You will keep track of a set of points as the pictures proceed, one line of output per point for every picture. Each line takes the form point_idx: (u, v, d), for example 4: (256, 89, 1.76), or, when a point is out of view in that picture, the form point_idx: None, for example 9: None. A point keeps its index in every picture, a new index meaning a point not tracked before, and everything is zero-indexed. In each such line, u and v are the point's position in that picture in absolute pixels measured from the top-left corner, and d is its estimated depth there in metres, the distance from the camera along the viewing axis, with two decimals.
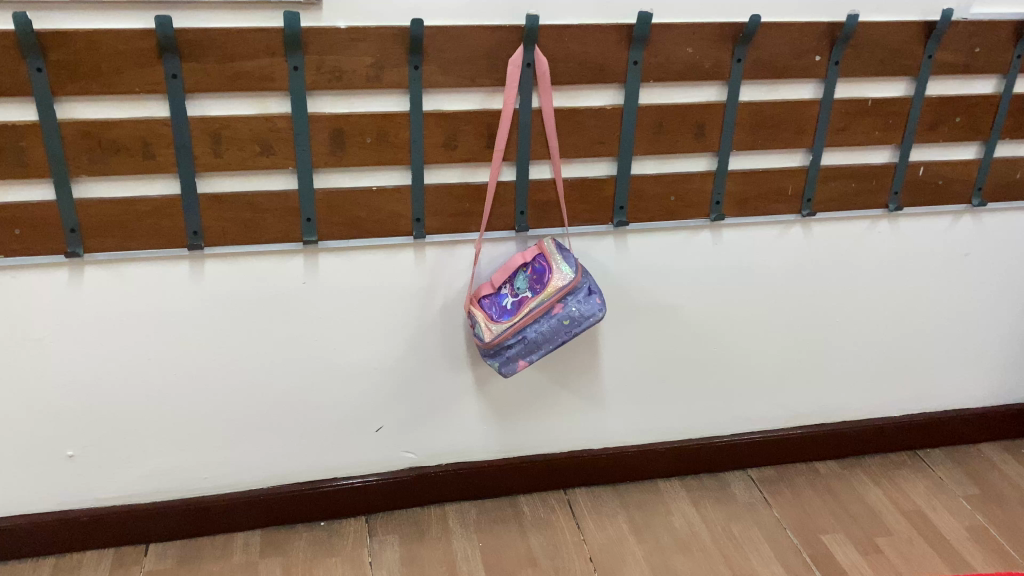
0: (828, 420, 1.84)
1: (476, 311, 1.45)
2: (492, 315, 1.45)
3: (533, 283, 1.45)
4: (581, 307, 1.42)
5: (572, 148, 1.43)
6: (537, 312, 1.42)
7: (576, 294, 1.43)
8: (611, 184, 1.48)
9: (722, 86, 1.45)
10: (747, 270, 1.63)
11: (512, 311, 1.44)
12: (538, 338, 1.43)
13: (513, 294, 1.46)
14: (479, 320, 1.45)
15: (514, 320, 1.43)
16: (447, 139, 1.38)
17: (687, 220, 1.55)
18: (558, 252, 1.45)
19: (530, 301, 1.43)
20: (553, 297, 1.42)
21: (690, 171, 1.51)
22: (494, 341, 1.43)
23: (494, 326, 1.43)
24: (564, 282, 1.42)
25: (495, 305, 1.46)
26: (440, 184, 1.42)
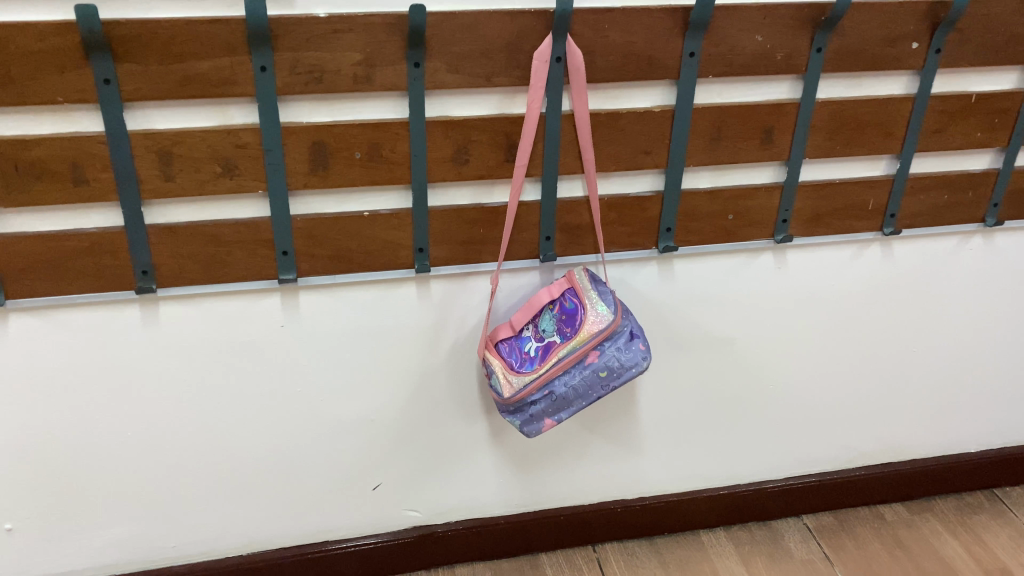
0: (895, 458, 1.60)
1: (493, 359, 1.20)
2: (512, 363, 1.20)
3: (562, 325, 1.19)
4: (622, 356, 1.17)
5: (611, 161, 1.16)
6: (568, 362, 1.17)
7: (615, 340, 1.17)
8: (657, 202, 1.21)
9: (796, 81, 1.17)
10: (813, 296, 1.38)
11: (537, 359, 1.19)
12: (568, 393, 1.18)
13: (537, 338, 1.20)
14: (496, 370, 1.20)
15: (539, 372, 1.17)
16: (456, 152, 1.11)
17: (747, 242, 1.28)
18: (593, 287, 1.19)
19: (559, 348, 1.17)
20: (587, 344, 1.16)
21: (753, 184, 1.24)
22: (515, 396, 1.18)
23: (515, 379, 1.18)
24: (600, 325, 1.16)
25: (515, 351, 1.21)
26: (449, 206, 1.15)
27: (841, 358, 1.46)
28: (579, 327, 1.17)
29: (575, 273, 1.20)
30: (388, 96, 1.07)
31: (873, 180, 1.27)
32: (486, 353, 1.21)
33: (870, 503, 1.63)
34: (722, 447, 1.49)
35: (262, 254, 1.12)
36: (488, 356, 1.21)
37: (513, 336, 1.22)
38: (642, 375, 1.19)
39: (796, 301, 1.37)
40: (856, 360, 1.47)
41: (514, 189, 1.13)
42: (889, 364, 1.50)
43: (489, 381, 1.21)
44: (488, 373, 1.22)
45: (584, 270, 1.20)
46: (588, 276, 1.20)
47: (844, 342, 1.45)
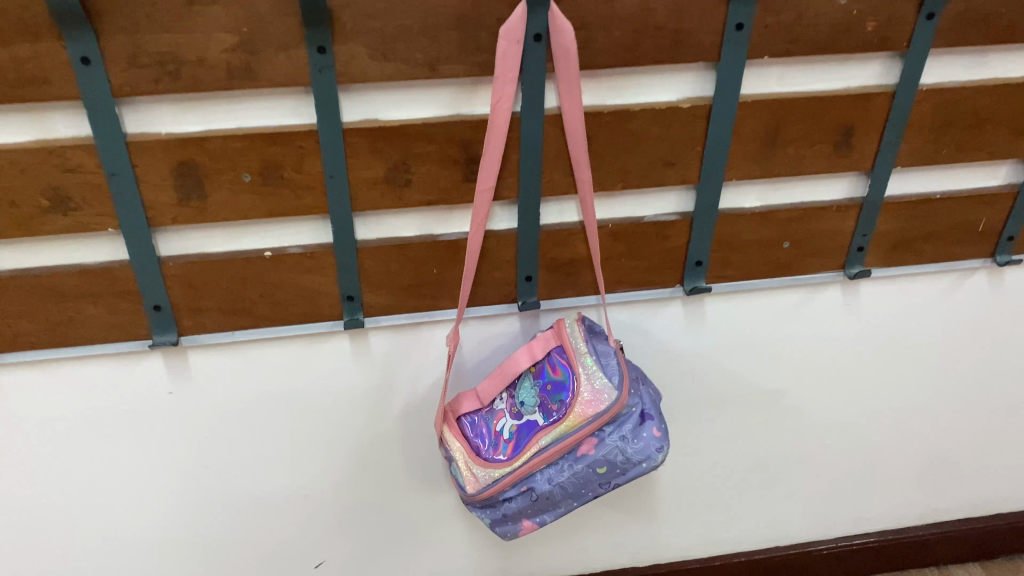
0: (976, 513, 1.29)
1: (454, 441, 0.89)
2: (480, 447, 0.90)
3: (547, 398, 0.88)
4: (629, 447, 0.85)
5: (618, 177, 0.82)
6: (553, 453, 0.86)
7: (620, 425, 0.85)
8: (683, 229, 0.87)
9: (892, 60, 0.81)
10: (892, 337, 1.04)
11: (513, 444, 0.88)
12: (555, 491, 0.87)
13: (514, 413, 0.89)
14: (458, 456, 0.89)
15: (514, 464, 0.87)
16: (390, 171, 0.77)
17: (808, 275, 0.94)
18: (590, 349, 0.86)
19: (542, 433, 0.86)
20: (580, 431, 0.85)
21: (820, 202, 0.89)
22: (483, 494, 0.88)
23: (482, 470, 0.88)
24: (599, 406, 0.84)
25: (485, 429, 0.90)
26: (387, 241, 0.82)
27: (924, 408, 1.13)
28: (570, 406, 0.85)
29: (565, 328, 0.87)
30: (286, 94, 0.73)
31: (989, 193, 0.91)
32: (446, 432, 0.90)
33: (941, 562, 1.33)
34: (760, 508, 1.19)
35: (126, 307, 0.81)
36: (448, 436, 0.90)
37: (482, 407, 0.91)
38: (656, 470, 0.87)
39: (869, 343, 1.04)
40: (943, 411, 1.14)
41: (477, 220, 0.79)
42: (985, 413, 1.15)
43: (451, 465, 0.91)
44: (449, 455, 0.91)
45: (579, 324, 0.87)
46: (584, 333, 0.87)
47: (930, 390, 1.11)
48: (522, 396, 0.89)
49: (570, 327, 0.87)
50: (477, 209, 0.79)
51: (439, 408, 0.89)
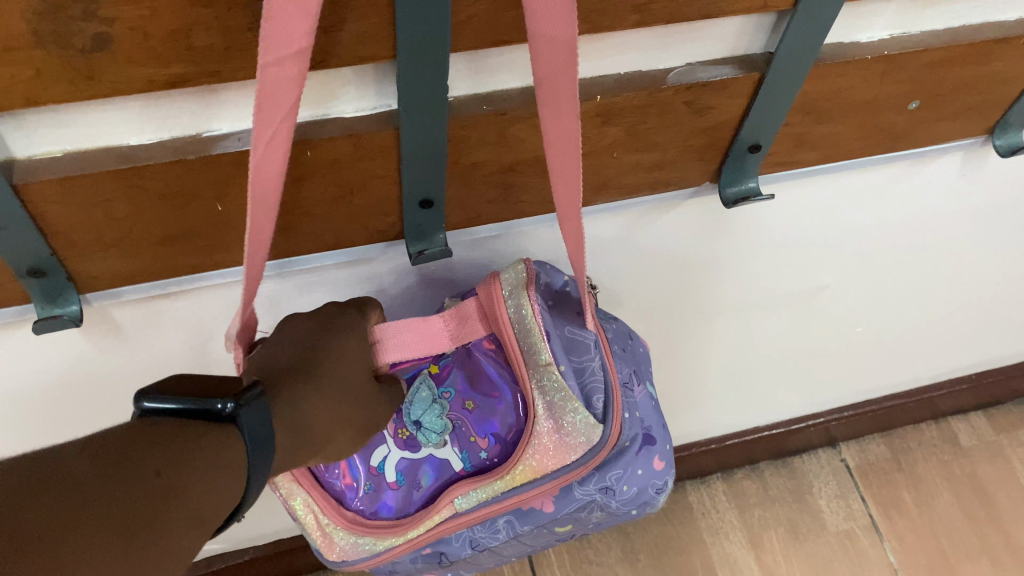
0: (999, 366, 1.02)
1: (299, 497, 0.47)
2: (343, 496, 0.48)
3: (468, 422, 0.48)
4: (615, 501, 0.48)
5: (630, 4, 0.35)
6: (483, 518, 0.47)
7: (602, 472, 0.47)
8: (740, 94, 0.42)
9: None
10: (1011, 215, 0.65)
11: (407, 496, 0.48)
12: (480, 552, 0.51)
13: (406, 446, 0.48)
14: (304, 518, 0.48)
15: (413, 534, 0.47)
16: (42, 20, 0.29)
17: (927, 146, 0.52)
18: (553, 349, 0.45)
19: (465, 489, 0.46)
20: (535, 492, 0.46)
21: (997, 25, 0.45)
22: (358, 567, 0.49)
23: (356, 541, 0.47)
24: (572, 451, 0.45)
25: (352, 466, 0.48)
26: (94, 164, 0.35)
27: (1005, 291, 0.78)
28: (520, 449, 0.46)
29: (505, 310, 0.45)
30: None
31: None
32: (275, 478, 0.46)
33: (941, 415, 1.08)
34: (748, 403, 0.88)
35: None
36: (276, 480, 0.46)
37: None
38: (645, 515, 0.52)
39: (970, 227, 0.65)
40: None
41: (272, 121, 0.32)
42: None
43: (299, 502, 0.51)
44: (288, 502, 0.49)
45: (533, 298, 0.45)
46: (541, 316, 0.45)
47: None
48: (417, 415, 0.48)
49: (517, 308, 0.45)
50: (268, 100, 0.31)
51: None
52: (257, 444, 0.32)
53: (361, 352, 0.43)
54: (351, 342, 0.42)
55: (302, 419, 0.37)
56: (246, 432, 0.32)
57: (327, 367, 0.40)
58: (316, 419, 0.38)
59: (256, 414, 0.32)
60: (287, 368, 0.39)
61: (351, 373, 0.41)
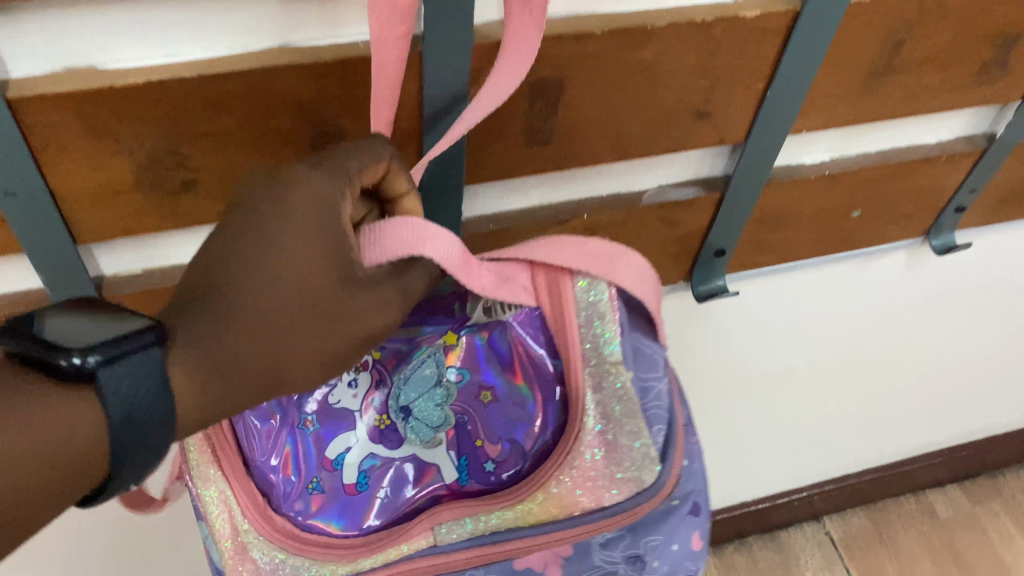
0: (969, 441, 1.08)
1: (215, 486, 0.41)
2: (272, 497, 0.43)
3: (478, 420, 0.45)
4: (633, 574, 0.45)
5: (610, 144, 0.43)
6: (455, 568, 0.43)
7: (634, 535, 0.43)
8: (705, 210, 0.50)
9: None
10: (958, 305, 0.72)
11: (367, 511, 0.45)
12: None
13: (383, 440, 0.45)
14: (213, 513, 0.41)
15: (364, 565, 0.43)
16: (144, 172, 0.36)
17: (873, 246, 0.60)
18: (623, 346, 0.41)
19: (453, 517, 0.43)
20: (553, 537, 0.43)
21: (921, 147, 0.53)
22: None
23: (279, 561, 0.42)
24: (609, 495, 0.43)
25: (296, 455, 0.43)
26: (169, 279, 0.42)
27: (963, 372, 0.85)
28: (542, 475, 0.43)
29: (573, 296, 0.40)
30: None
31: None
32: (190, 448, 0.41)
33: (919, 488, 1.14)
34: (732, 479, 0.93)
35: None
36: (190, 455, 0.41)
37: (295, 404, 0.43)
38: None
39: (922, 315, 0.72)
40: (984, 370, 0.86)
41: None
42: None
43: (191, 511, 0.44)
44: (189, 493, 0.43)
45: (613, 286, 0.41)
46: (618, 316, 0.41)
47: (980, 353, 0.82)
48: (411, 397, 0.44)
49: (593, 294, 0.40)
50: None
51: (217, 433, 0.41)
52: (130, 410, 0.26)
53: (313, 246, 0.30)
54: (296, 236, 0.30)
55: (224, 363, 0.30)
56: (110, 393, 0.26)
57: (244, 282, 0.30)
58: (252, 358, 0.30)
59: (130, 368, 0.26)
60: (197, 283, 0.30)
61: (276, 300, 0.30)
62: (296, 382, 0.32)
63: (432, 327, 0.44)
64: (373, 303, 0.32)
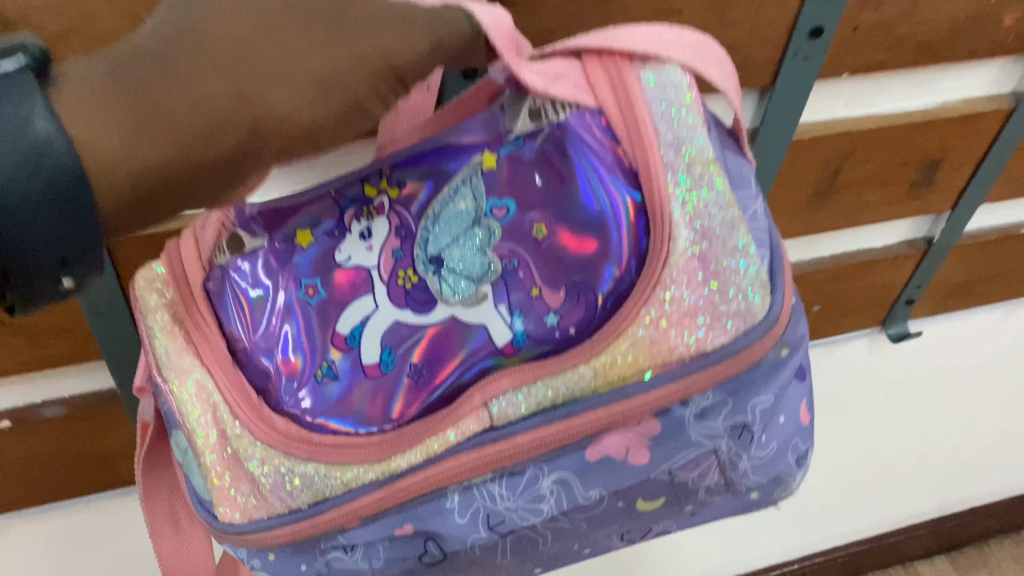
0: (952, 513, 1.13)
1: (188, 361, 0.34)
2: (266, 380, 0.35)
3: (529, 261, 0.34)
4: (739, 453, 0.36)
5: None
6: (513, 463, 0.34)
7: (738, 401, 0.34)
8: None
9: (1015, 60, 0.51)
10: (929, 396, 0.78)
11: (389, 395, 0.34)
12: (490, 547, 0.36)
13: (409, 303, 0.35)
14: (189, 409, 0.34)
15: (395, 479, 0.33)
16: None
17: (836, 335, 0.67)
18: (701, 112, 0.32)
19: (513, 386, 0.33)
20: (641, 404, 0.33)
21: (869, 250, 0.61)
22: (256, 541, 0.34)
23: (274, 467, 0.33)
24: (707, 334, 0.33)
25: (289, 328, 0.35)
26: None
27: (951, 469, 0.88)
28: (638, 288, 0.32)
29: (644, 94, 0.31)
30: None
31: None
32: (155, 319, 0.35)
33: (907, 560, 1.18)
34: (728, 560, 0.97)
35: None
36: (143, 295, 0.35)
37: (289, 249, 0.35)
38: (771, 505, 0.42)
39: (897, 406, 0.78)
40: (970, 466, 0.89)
41: None
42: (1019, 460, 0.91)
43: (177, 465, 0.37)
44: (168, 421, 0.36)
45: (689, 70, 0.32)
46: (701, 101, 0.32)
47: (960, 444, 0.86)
48: (443, 240, 0.34)
49: (665, 85, 0.31)
50: None
51: (207, 228, 0.35)
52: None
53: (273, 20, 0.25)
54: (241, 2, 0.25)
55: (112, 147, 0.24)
56: None
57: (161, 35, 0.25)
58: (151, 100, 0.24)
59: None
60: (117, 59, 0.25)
61: (185, 64, 0.24)
62: (300, 123, 0.26)
63: (459, 159, 0.35)
64: (372, 28, 0.26)
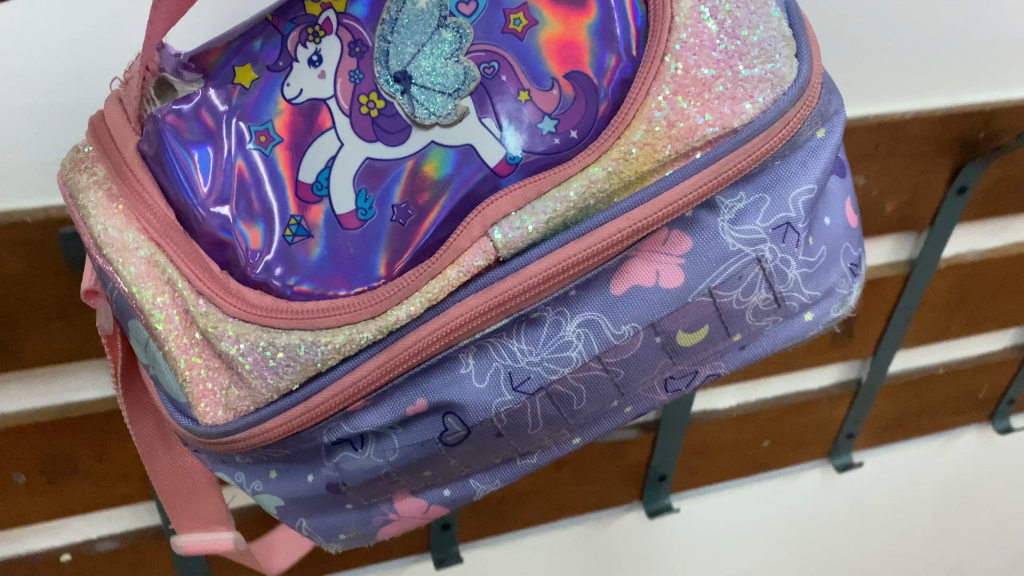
0: None
1: (135, 236, 0.33)
2: (224, 250, 0.33)
3: (511, 60, 0.33)
4: (794, 258, 0.34)
5: None
6: (524, 304, 0.32)
7: (771, 194, 0.33)
8: (643, 445, 0.67)
9: (905, 236, 0.63)
10: (888, 526, 0.84)
11: (369, 236, 0.32)
12: (522, 415, 0.34)
13: (376, 134, 0.33)
14: (143, 291, 0.33)
15: (398, 339, 0.32)
16: None
17: (788, 467, 0.76)
18: None
19: (510, 207, 0.31)
20: (656, 208, 0.31)
21: (808, 391, 0.71)
22: (244, 442, 0.33)
23: (262, 347, 0.32)
24: (744, 109, 0.31)
25: (241, 180, 0.33)
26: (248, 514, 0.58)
27: None
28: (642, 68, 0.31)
29: None
30: (94, 367, 0.50)
31: (992, 362, 0.75)
32: (88, 198, 0.34)
33: None
34: None
35: None
36: (76, 189, 0.34)
37: (229, 87, 0.34)
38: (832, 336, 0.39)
39: (860, 535, 0.84)
40: None
41: None
42: None
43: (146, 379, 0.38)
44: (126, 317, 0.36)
45: None
46: None
47: None
48: (408, 51, 0.33)
49: None
50: None
51: (133, 80, 0.34)
52: None
53: None
54: None
55: None
56: None
57: None
58: None
59: None
60: None
61: None
62: None
63: None
64: None
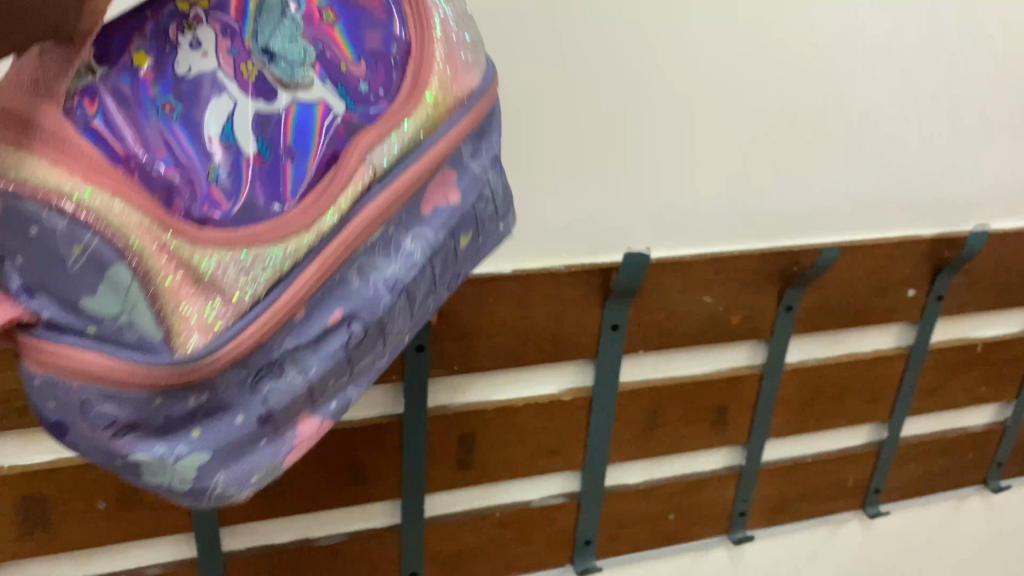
0: None
1: (101, 196, 0.35)
2: (170, 188, 0.37)
3: (332, 45, 0.41)
4: (500, 183, 0.48)
5: (505, 468, 0.80)
6: (388, 217, 0.42)
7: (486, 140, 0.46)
8: (571, 510, 0.85)
9: (756, 344, 0.85)
10: None
11: (265, 172, 0.39)
12: (394, 314, 0.43)
13: (254, 92, 0.39)
14: (132, 233, 0.35)
15: (323, 246, 0.39)
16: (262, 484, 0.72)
17: (695, 541, 0.93)
18: None
19: (375, 141, 0.41)
20: (445, 146, 0.43)
21: (699, 472, 0.90)
22: (219, 360, 0.37)
23: (221, 260, 0.37)
24: (469, 82, 0.44)
25: (162, 134, 0.37)
26: (255, 551, 0.75)
27: None
28: (415, 52, 0.42)
29: None
30: None
31: (852, 455, 0.94)
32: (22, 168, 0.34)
33: None
34: None
35: None
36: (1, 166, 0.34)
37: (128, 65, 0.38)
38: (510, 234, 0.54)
39: None
40: None
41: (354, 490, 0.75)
42: None
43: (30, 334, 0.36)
44: (75, 276, 0.35)
45: None
46: None
47: None
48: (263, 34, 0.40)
49: None
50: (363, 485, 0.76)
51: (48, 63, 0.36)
52: None
53: None
54: None
55: None
56: None
57: None
58: None
59: None
60: None
61: None
62: None
63: None
64: None
